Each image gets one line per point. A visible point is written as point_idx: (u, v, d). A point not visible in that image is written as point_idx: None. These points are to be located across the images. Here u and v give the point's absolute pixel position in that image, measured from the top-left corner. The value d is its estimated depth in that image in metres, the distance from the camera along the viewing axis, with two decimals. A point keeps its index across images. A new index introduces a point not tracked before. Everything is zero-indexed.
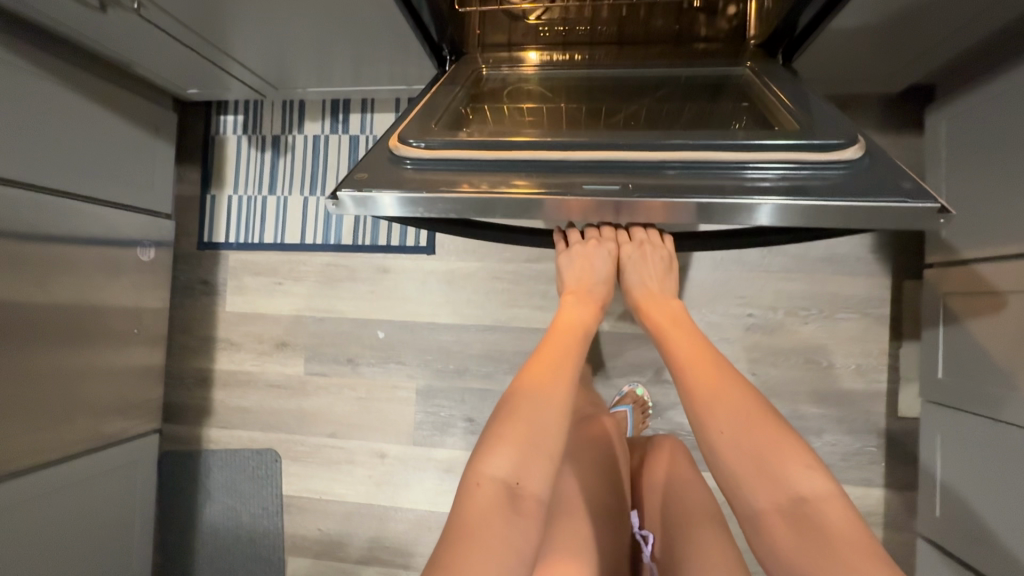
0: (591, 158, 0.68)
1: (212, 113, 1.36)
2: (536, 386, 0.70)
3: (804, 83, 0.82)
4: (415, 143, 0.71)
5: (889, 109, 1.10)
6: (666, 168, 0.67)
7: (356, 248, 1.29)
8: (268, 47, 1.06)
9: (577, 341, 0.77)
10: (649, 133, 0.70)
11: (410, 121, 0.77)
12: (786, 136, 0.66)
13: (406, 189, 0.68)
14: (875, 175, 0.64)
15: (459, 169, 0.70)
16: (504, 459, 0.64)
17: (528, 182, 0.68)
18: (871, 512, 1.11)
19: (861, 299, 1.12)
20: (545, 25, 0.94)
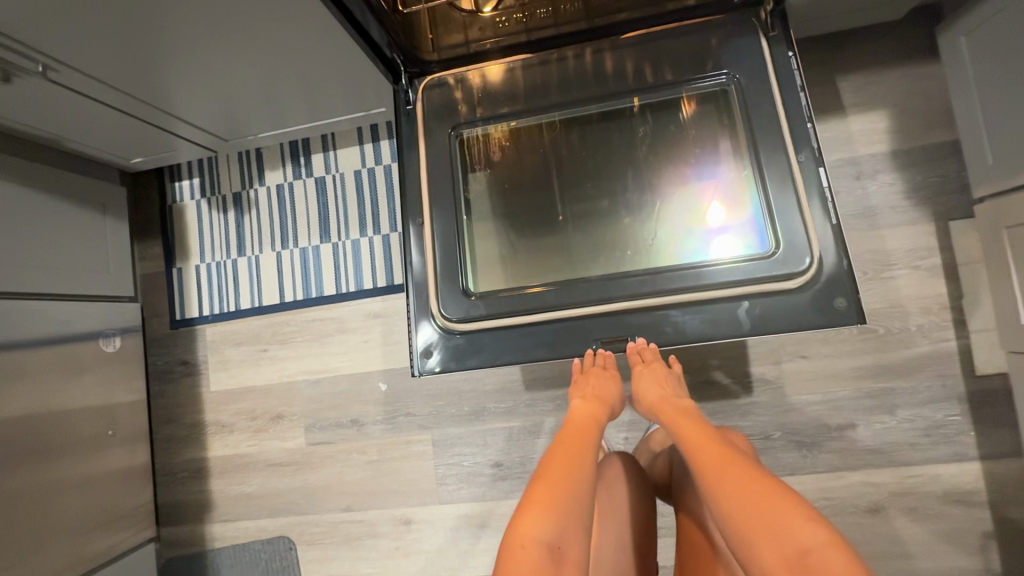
0: (583, 314, 0.74)
1: (166, 181, 1.27)
2: (555, 457, 0.64)
3: (786, 72, 0.76)
4: (461, 317, 0.76)
5: (891, 40, 1.00)
6: (655, 313, 0.73)
7: (341, 297, 1.17)
8: (204, 96, 0.96)
9: (595, 424, 0.72)
10: (632, 271, 0.75)
11: (438, 274, 0.78)
12: (748, 270, 0.72)
13: (469, 363, 0.76)
14: (819, 292, 0.70)
15: (504, 333, 0.75)
16: (547, 522, 0.56)
17: (560, 332, 0.74)
18: (972, 491, 0.96)
19: (907, 252, 1.00)
20: (502, 16, 0.84)
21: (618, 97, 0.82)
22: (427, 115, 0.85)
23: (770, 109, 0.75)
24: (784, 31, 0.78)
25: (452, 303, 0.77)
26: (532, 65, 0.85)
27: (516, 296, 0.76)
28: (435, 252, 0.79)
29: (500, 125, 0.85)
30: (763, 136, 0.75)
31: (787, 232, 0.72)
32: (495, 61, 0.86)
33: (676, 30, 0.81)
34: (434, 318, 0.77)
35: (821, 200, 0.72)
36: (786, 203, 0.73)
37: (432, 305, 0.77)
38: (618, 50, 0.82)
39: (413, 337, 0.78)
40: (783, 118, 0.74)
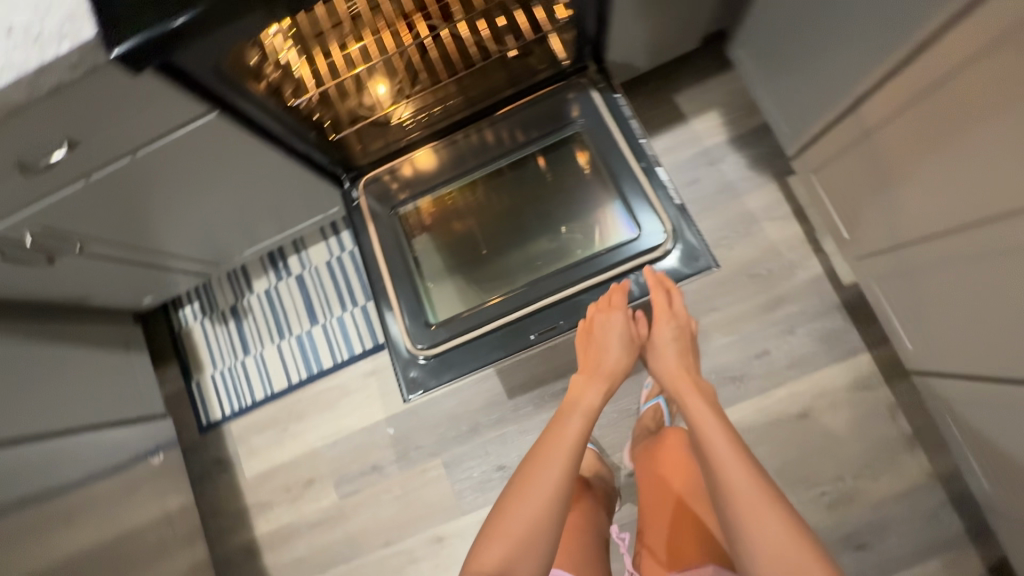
0: (518, 317, 0.98)
1: (171, 312, 1.49)
2: (541, 467, 0.82)
3: (615, 108, 1.05)
4: (429, 345, 0.99)
5: (702, 60, 1.33)
6: (569, 301, 0.98)
7: (338, 365, 1.39)
8: (197, 234, 1.21)
9: (585, 426, 0.88)
10: (547, 276, 1.01)
11: (404, 319, 1.01)
12: (625, 253, 0.97)
13: (445, 378, 0.98)
14: (677, 254, 0.96)
15: (464, 348, 0.98)
16: (501, 547, 0.76)
17: (505, 336, 0.98)
18: (870, 376, 1.20)
19: (763, 209, 1.28)
20: (409, 119, 1.11)
21: (509, 153, 1.11)
22: (370, 205, 1.11)
23: (611, 136, 1.03)
24: (608, 82, 1.08)
25: (421, 335, 1.00)
26: (446, 145, 1.12)
27: (466, 317, 1.00)
28: (399, 302, 1.02)
29: (428, 197, 1.12)
30: (611, 155, 1.02)
31: (644, 218, 0.98)
32: (421, 147, 1.13)
33: (536, 99, 1.10)
34: (410, 352, 1.00)
35: (664, 190, 0.98)
36: (639, 197, 0.99)
37: (405, 340, 1.00)
38: (498, 123, 1.12)
39: (399, 371, 1.00)
40: (621, 139, 1.02)
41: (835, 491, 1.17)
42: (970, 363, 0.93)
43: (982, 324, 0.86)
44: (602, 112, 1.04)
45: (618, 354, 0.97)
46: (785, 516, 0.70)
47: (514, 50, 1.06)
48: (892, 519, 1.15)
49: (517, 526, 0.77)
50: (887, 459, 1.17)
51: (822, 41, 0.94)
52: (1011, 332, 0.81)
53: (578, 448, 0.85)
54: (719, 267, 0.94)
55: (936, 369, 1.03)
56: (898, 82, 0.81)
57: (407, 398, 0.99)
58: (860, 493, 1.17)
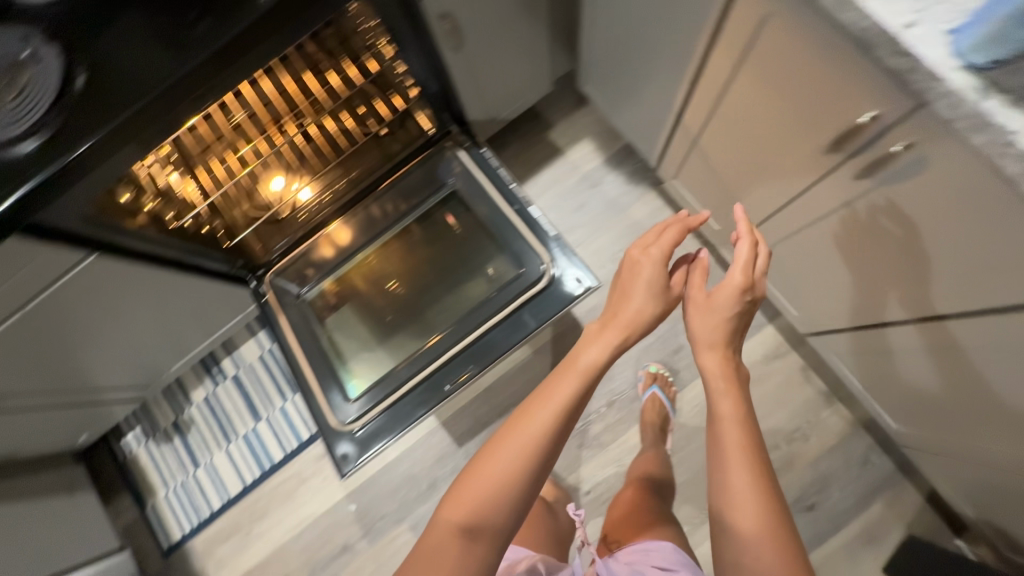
0: (428, 372, 1.05)
1: (113, 442, 1.48)
2: (519, 432, 0.65)
3: (482, 161, 1.15)
4: (351, 419, 1.04)
5: (563, 100, 1.47)
6: (472, 347, 1.04)
7: (289, 455, 1.40)
8: (119, 363, 1.23)
9: (582, 394, 0.67)
10: (449, 330, 1.08)
11: (325, 400, 1.06)
12: (512, 291, 1.05)
13: (374, 445, 1.03)
14: (560, 282, 1.03)
15: (386, 412, 1.04)
16: (461, 510, 0.63)
17: (421, 393, 1.04)
18: (778, 345, 1.29)
19: (647, 217, 1.39)
20: (303, 211, 1.19)
21: (403, 218, 1.22)
22: (277, 298, 1.17)
23: (481, 189, 1.13)
24: (472, 139, 1.18)
25: (343, 412, 1.06)
26: (353, 218, 1.21)
27: (382, 384, 1.07)
28: (316, 383, 1.07)
29: (331, 277, 1.20)
30: (485, 206, 1.12)
31: (524, 257, 1.07)
32: (336, 222, 1.21)
33: (413, 167, 1.19)
34: (335, 430, 1.04)
35: (539, 225, 1.06)
36: (517, 238, 1.08)
37: (328, 420, 1.05)
38: (385, 194, 1.21)
39: (330, 450, 1.04)
40: (491, 188, 1.11)
41: (774, 460, 1.24)
42: (830, 321, 1.03)
43: (822, 287, 0.97)
44: (472, 166, 1.15)
45: (650, 309, 0.74)
46: (790, 543, 0.59)
47: (382, 130, 1.14)
48: (832, 474, 1.21)
49: (482, 493, 0.63)
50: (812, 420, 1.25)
51: (636, 74, 1.06)
52: (845, 291, 0.91)
53: (568, 414, 0.66)
54: (599, 284, 1.02)
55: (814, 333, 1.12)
56: (693, 102, 0.93)
57: (342, 473, 1.03)
58: (798, 457, 1.23)
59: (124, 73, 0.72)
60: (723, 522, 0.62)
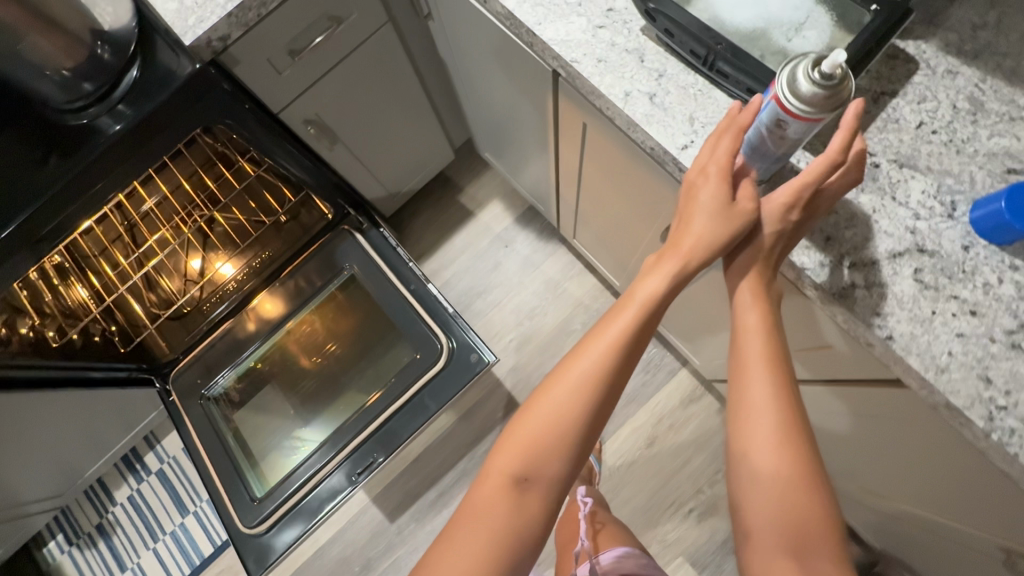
0: (336, 463, 1.05)
1: (33, 552, 1.42)
2: (572, 376, 0.54)
3: (379, 241, 1.16)
4: (260, 521, 1.02)
5: (469, 164, 1.51)
6: (377, 434, 1.05)
7: (219, 549, 1.36)
8: (25, 483, 1.18)
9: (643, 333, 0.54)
10: (355, 417, 1.08)
11: (230, 504, 1.03)
12: (413, 373, 1.06)
13: (284, 546, 1.01)
14: (458, 360, 1.04)
15: (295, 510, 1.03)
16: (515, 461, 0.55)
17: (330, 486, 1.04)
18: (693, 389, 1.33)
19: (560, 272, 1.42)
20: (208, 304, 1.20)
21: (308, 299, 1.18)
22: (180, 400, 1.13)
23: (380, 270, 1.13)
24: (370, 219, 1.17)
25: (248, 514, 1.03)
26: (259, 302, 1.19)
27: (290, 480, 1.05)
28: (221, 485, 1.04)
29: (236, 371, 1.17)
30: (383, 289, 1.12)
31: (421, 341, 1.08)
32: (261, 294, 1.19)
33: (313, 251, 1.18)
34: (241, 535, 1.02)
35: (436, 303, 1.08)
36: (414, 319, 1.08)
37: (235, 524, 1.02)
38: (285, 279, 1.18)
39: (240, 555, 1.01)
40: (388, 268, 1.13)
41: (699, 504, 1.26)
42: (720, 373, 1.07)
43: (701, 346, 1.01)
44: (370, 246, 1.15)
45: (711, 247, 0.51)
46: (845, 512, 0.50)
47: (282, 217, 1.18)
48: None
49: (532, 445, 0.55)
50: None
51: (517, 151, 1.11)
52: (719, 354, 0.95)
53: (616, 360, 0.54)
54: (496, 358, 1.02)
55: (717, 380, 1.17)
56: (564, 181, 0.97)
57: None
58: (720, 499, 1.26)
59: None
60: (740, 458, 0.52)
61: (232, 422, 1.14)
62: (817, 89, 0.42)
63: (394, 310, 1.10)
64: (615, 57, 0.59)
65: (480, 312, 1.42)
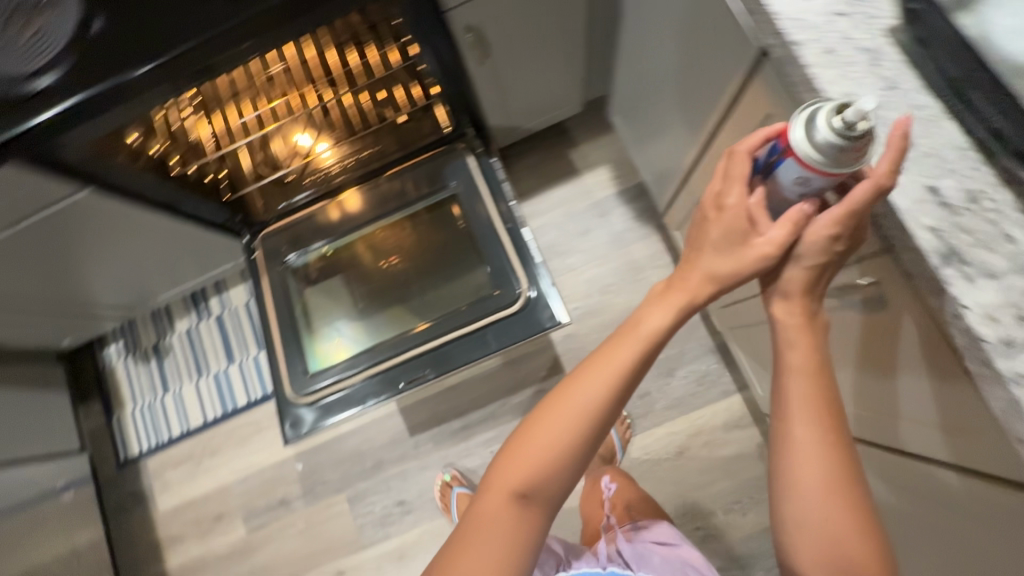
0: (388, 366, 1.07)
1: (96, 350, 1.55)
2: (581, 393, 0.55)
3: (489, 172, 1.15)
4: (304, 392, 1.07)
5: (590, 123, 1.45)
6: (433, 352, 1.07)
7: (252, 403, 1.46)
8: (104, 279, 1.27)
9: (654, 349, 0.56)
10: (418, 330, 1.10)
11: (284, 369, 1.09)
12: (486, 308, 1.06)
13: (321, 422, 1.06)
14: (532, 310, 1.04)
15: (338, 394, 1.07)
16: (517, 475, 0.55)
17: (376, 384, 1.07)
18: (740, 417, 1.29)
19: (646, 259, 1.38)
20: (307, 178, 1.21)
21: (404, 206, 1.19)
22: (264, 259, 1.18)
23: (483, 199, 1.12)
24: (485, 146, 1.18)
25: (298, 384, 1.08)
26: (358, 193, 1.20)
27: (340, 366, 1.09)
28: (280, 346, 1.10)
29: (319, 251, 1.20)
30: (480, 218, 1.11)
31: (503, 280, 1.07)
32: (351, 187, 1.20)
33: (423, 159, 1.19)
34: (285, 398, 1.08)
35: (526, 249, 1.07)
36: (502, 258, 1.08)
37: (283, 387, 1.08)
38: (389, 179, 1.20)
39: (279, 414, 1.08)
40: (490, 200, 1.12)
41: (706, 525, 1.25)
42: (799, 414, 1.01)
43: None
44: (478, 173, 1.14)
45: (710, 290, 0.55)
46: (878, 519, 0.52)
47: (401, 117, 1.17)
48: (758, 551, 1.23)
49: (541, 458, 0.55)
50: (753, 496, 1.25)
51: (657, 122, 1.05)
52: None
53: (624, 384, 0.55)
54: (569, 322, 1.01)
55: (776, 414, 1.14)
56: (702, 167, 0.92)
57: (285, 439, 1.07)
58: (728, 528, 1.25)
59: (156, 20, 0.74)
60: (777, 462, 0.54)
61: (303, 296, 1.18)
62: (833, 137, 0.45)
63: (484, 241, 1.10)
64: (844, 51, 0.53)
65: (554, 270, 1.40)
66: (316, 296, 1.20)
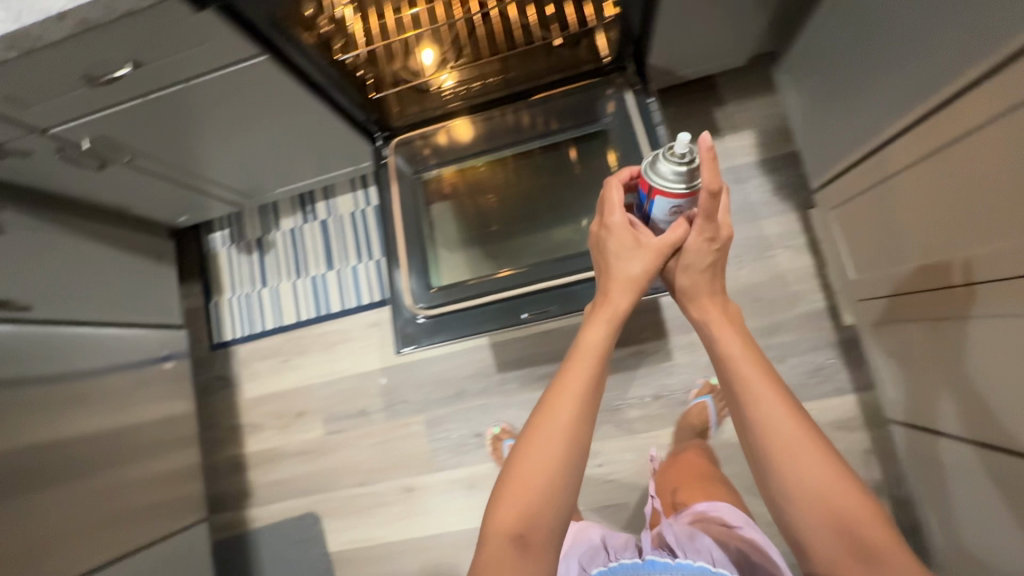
0: (514, 295, 1.03)
1: (202, 234, 1.58)
2: (546, 411, 0.62)
3: (646, 112, 1.07)
4: (425, 307, 1.05)
5: (744, 79, 1.33)
6: (564, 289, 1.04)
7: (345, 311, 1.47)
8: (233, 163, 1.25)
9: (604, 351, 0.65)
10: (548, 264, 1.04)
11: (407, 281, 1.06)
12: None
13: (439, 337, 1.08)
14: None
15: (459, 314, 1.06)
16: (507, 513, 0.59)
17: (499, 310, 1.06)
18: (851, 418, 1.21)
19: (779, 236, 1.28)
20: (448, 91, 1.15)
21: (536, 137, 1.13)
22: (396, 165, 1.15)
23: (638, 140, 1.05)
24: (644, 85, 1.09)
25: (420, 294, 1.05)
26: (499, 115, 1.15)
27: (462, 287, 1.05)
28: (404, 257, 1.07)
29: (450, 168, 1.15)
30: (633, 157, 1.05)
31: None
32: (462, 117, 1.16)
33: (572, 90, 1.12)
34: (404, 309, 1.07)
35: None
36: None
37: (404, 298, 1.06)
38: (531, 105, 1.14)
39: (396, 323, 1.08)
40: (646, 141, 1.04)
41: None
42: (971, 427, 0.90)
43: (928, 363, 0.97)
44: (632, 112, 1.07)
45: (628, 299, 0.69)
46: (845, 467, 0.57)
47: (560, 39, 1.08)
48: None
49: (530, 488, 0.59)
50: None
51: (862, 74, 0.93)
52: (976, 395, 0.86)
53: (592, 392, 0.63)
54: None
55: (919, 423, 1.05)
56: (918, 136, 0.83)
57: (399, 348, 1.08)
58: None
59: None
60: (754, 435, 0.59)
61: (429, 210, 1.13)
62: (671, 168, 0.65)
63: None
64: None
65: None
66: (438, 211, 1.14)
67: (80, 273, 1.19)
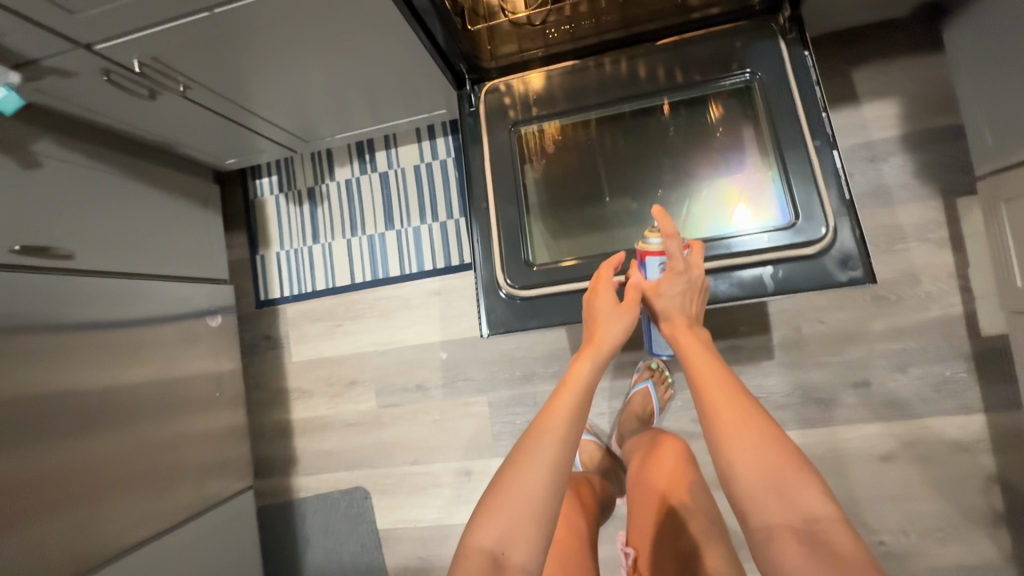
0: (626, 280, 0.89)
1: (249, 179, 1.44)
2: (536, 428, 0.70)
3: (799, 67, 0.89)
4: (520, 287, 0.92)
5: (898, 33, 1.11)
6: None
7: (405, 276, 1.33)
8: (295, 104, 1.08)
9: (594, 370, 0.74)
10: None
11: (501, 258, 0.94)
12: (771, 239, 0.85)
13: (530, 324, 0.92)
14: (833, 256, 0.83)
15: (557, 299, 0.91)
16: (489, 530, 0.64)
17: None
18: (976, 440, 1.07)
19: (918, 226, 1.10)
20: (552, 28, 0.97)
21: (638, 97, 0.95)
22: (488, 116, 0.99)
23: (790, 102, 0.87)
24: (801, 33, 0.89)
25: (517, 273, 0.93)
26: (610, 62, 0.96)
27: (564, 267, 0.92)
28: (498, 226, 0.95)
29: (549, 125, 0.98)
30: (783, 124, 0.87)
31: (807, 209, 0.84)
32: (536, 70, 0.99)
33: (707, 36, 0.93)
34: (494, 288, 0.94)
35: (835, 180, 0.85)
36: (807, 182, 0.85)
37: (497, 275, 0.94)
38: (651, 51, 0.95)
39: (481, 303, 0.94)
40: (800, 103, 0.87)
41: (893, 542, 1.09)
42: None
43: None
44: (782, 67, 0.89)
45: (619, 335, 0.77)
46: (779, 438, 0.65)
47: None
48: None
49: (515, 500, 0.65)
50: (964, 529, 1.07)
51: None
52: None
53: (583, 403, 0.71)
54: (876, 283, 0.82)
55: None
56: None
57: (484, 332, 0.94)
58: (920, 553, 1.08)
59: None
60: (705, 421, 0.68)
61: (528, 172, 0.98)
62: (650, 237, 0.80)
63: (784, 158, 0.87)
64: None
65: None
66: (536, 179, 0.99)
67: (119, 215, 1.06)
